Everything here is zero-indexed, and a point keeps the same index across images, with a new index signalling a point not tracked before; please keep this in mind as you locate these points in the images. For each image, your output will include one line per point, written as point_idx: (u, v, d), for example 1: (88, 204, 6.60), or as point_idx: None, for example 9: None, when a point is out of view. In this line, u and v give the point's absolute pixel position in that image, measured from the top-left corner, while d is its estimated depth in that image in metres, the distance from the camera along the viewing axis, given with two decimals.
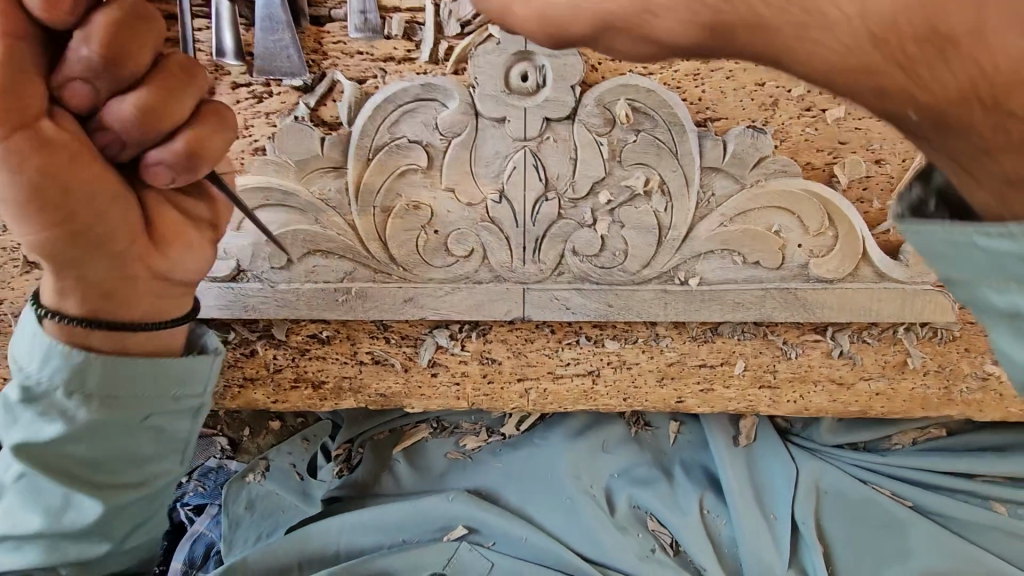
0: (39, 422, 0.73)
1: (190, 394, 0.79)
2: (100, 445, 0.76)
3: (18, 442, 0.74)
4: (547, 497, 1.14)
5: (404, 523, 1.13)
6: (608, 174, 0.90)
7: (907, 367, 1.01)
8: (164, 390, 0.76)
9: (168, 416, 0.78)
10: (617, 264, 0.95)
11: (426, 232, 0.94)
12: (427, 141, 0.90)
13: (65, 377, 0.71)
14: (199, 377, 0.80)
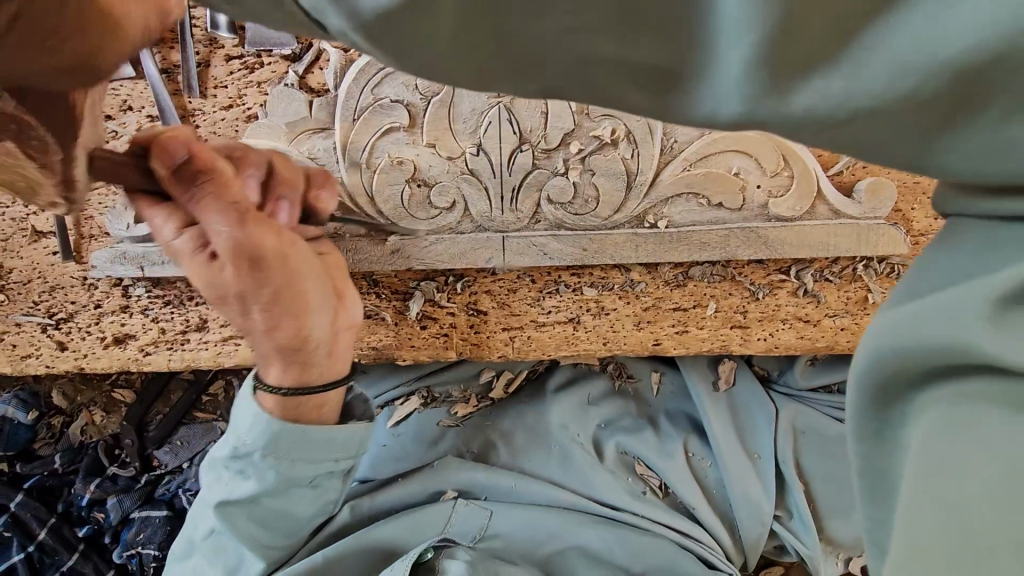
0: (236, 481, 0.88)
1: (348, 456, 0.93)
2: (273, 501, 0.90)
3: (218, 501, 0.89)
4: (538, 450, 1.19)
5: (397, 494, 1.15)
6: (577, 126, 0.90)
7: (869, 303, 1.01)
8: (330, 453, 0.90)
9: (329, 474, 0.93)
10: (590, 211, 0.94)
11: (411, 186, 0.93)
12: (409, 101, 0.90)
13: (263, 444, 0.84)
14: (349, 442, 0.91)
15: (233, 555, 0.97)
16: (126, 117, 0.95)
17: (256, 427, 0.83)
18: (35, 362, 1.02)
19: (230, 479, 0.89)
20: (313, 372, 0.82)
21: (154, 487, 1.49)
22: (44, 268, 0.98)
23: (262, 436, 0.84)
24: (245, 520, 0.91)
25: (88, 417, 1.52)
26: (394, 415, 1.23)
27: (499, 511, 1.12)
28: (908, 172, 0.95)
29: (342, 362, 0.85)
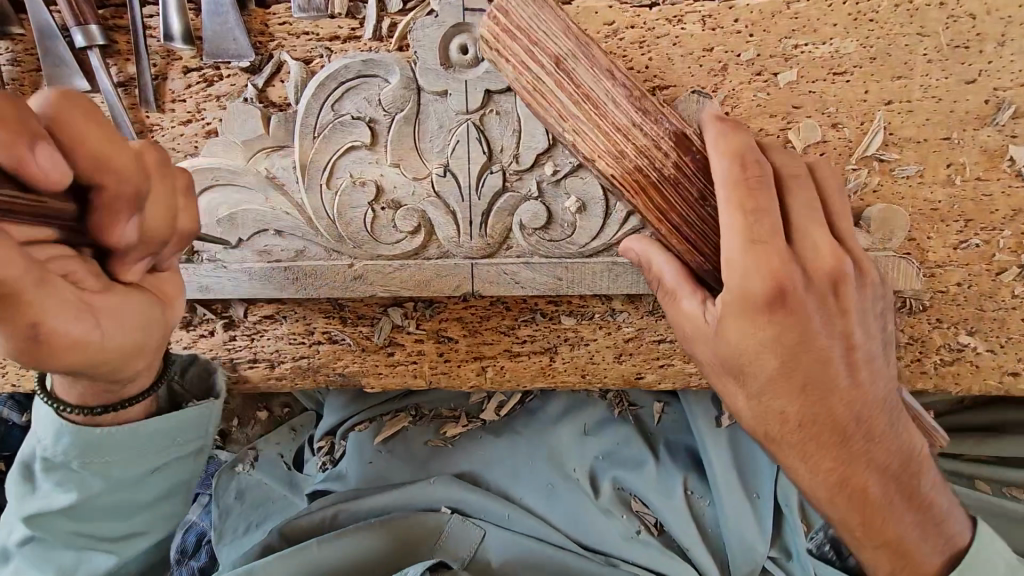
0: (54, 491, 0.77)
1: (190, 442, 0.82)
2: (133, 483, 0.79)
3: (29, 513, 0.77)
4: (530, 480, 1.13)
5: (391, 505, 1.12)
6: (551, 146, 0.83)
7: None
8: (168, 446, 0.79)
9: (175, 466, 0.82)
10: (566, 237, 0.87)
11: (374, 210, 0.87)
12: (372, 117, 0.84)
13: (94, 443, 0.72)
14: (189, 432, 0.81)
15: (71, 558, 0.81)
16: None
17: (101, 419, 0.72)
18: (1, 379, 1.01)
19: (77, 466, 0.74)
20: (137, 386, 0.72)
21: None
22: None
23: (69, 447, 0.72)
24: (111, 492, 0.78)
25: None
26: (382, 431, 1.19)
27: (492, 531, 1.07)
28: (919, 198, 0.87)
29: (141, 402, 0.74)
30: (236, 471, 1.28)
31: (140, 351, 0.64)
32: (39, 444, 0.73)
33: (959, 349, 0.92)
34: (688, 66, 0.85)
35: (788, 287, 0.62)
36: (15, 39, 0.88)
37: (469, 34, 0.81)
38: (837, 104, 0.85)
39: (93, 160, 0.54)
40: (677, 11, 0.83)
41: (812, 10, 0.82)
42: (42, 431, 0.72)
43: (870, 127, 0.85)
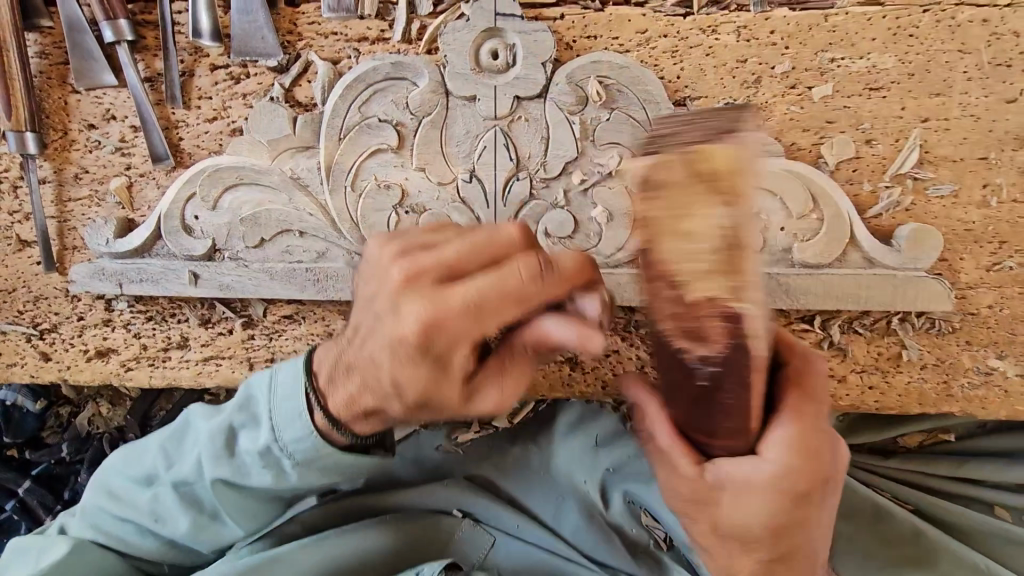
0: (247, 470, 0.76)
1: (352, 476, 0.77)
2: (263, 496, 0.79)
3: (220, 480, 0.76)
4: (542, 492, 1.13)
5: (400, 507, 1.11)
6: (579, 154, 0.83)
7: (902, 361, 0.91)
8: (345, 473, 0.76)
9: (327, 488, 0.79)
10: (591, 246, 0.86)
11: (398, 213, 0.86)
12: (398, 121, 0.83)
13: (310, 456, 0.72)
14: (364, 470, 0.76)
15: (196, 523, 0.79)
16: (110, 126, 0.91)
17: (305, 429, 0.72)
18: (19, 371, 1.01)
19: (250, 467, 0.75)
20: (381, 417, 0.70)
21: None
22: (28, 277, 0.96)
23: (304, 437, 0.72)
24: (184, 492, 0.79)
25: (96, 408, 1.43)
26: None
27: (503, 541, 1.07)
28: (954, 217, 0.85)
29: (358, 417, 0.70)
30: None
31: (362, 377, 0.67)
32: (214, 434, 0.77)
33: (988, 373, 0.90)
34: (721, 77, 0.83)
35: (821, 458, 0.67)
36: (44, 32, 0.88)
37: (499, 39, 0.80)
38: (872, 120, 0.83)
39: (497, 257, 0.61)
40: (712, 21, 0.82)
41: (849, 24, 0.81)
42: (239, 417, 0.77)
43: (905, 144, 0.84)
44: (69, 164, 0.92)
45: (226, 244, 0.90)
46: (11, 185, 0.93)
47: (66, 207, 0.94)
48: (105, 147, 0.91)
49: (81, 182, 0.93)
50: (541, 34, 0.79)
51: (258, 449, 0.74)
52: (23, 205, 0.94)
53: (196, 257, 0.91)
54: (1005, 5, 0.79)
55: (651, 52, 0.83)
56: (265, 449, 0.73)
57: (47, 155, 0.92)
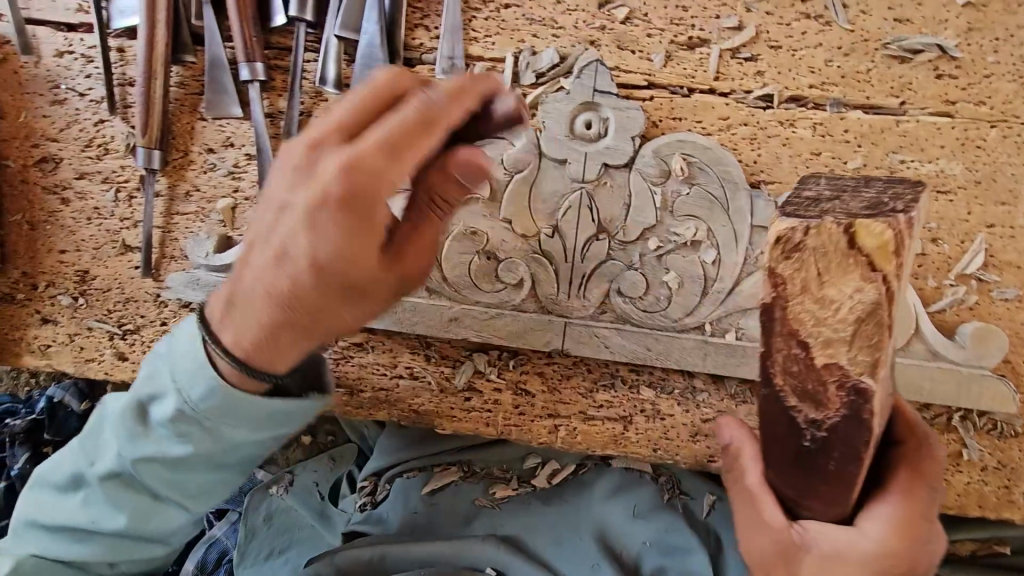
0: (167, 441, 0.74)
1: (283, 428, 0.75)
2: (201, 470, 0.77)
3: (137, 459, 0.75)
4: (574, 557, 1.10)
5: (430, 559, 1.11)
6: (658, 222, 0.88)
7: (962, 459, 0.90)
8: (269, 425, 0.74)
9: (254, 445, 0.76)
10: (660, 309, 0.89)
11: (480, 258, 0.92)
12: (492, 175, 0.90)
13: (208, 408, 0.70)
14: (294, 415, 0.74)
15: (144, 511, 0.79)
16: (226, 152, 1.00)
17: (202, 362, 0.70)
18: (94, 367, 1.06)
19: (168, 437, 0.74)
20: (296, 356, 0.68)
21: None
22: (124, 280, 1.03)
23: (205, 392, 0.70)
24: (121, 483, 0.79)
25: None
26: (432, 479, 1.20)
27: None
28: (1020, 322, 0.87)
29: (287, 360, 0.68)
30: (270, 491, 1.29)
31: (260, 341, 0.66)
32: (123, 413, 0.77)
33: None
34: (794, 166, 0.89)
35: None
36: (187, 66, 1.00)
37: (594, 112, 0.88)
38: (939, 220, 0.88)
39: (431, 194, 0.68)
40: (789, 116, 0.89)
41: (920, 130, 0.87)
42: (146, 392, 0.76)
43: (970, 245, 0.87)
44: (183, 181, 1.01)
45: None
46: (128, 194, 1.02)
47: (172, 220, 1.02)
48: (219, 170, 1.00)
49: (190, 199, 1.01)
50: (633, 112, 0.87)
51: (170, 416, 0.72)
52: (134, 213, 1.02)
53: None
54: None
55: (731, 137, 0.90)
56: (179, 410, 0.72)
57: (164, 172, 1.01)
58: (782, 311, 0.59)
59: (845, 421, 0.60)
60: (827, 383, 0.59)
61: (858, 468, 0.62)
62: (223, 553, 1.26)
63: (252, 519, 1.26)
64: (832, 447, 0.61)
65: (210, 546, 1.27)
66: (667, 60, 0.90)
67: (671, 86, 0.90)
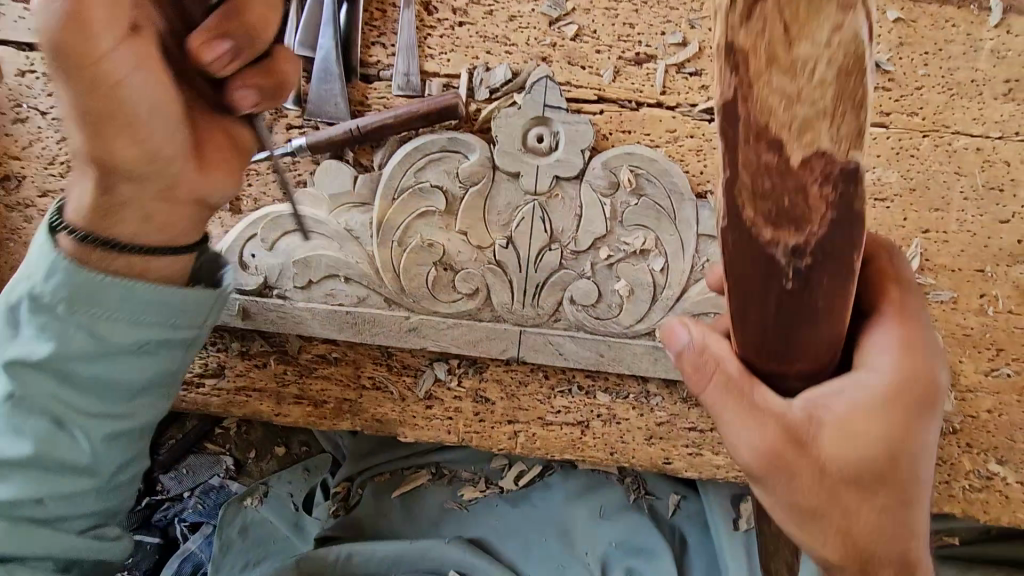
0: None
1: (14, 295, 0.66)
2: None
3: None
4: (540, 559, 1.13)
5: (400, 560, 1.12)
6: (608, 232, 0.91)
7: None
8: (7, 304, 0.66)
9: (13, 327, 0.66)
10: (612, 316, 0.92)
11: (437, 269, 0.94)
12: (448, 188, 0.93)
13: (68, 294, 0.63)
14: (36, 257, 0.65)
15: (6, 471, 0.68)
16: None
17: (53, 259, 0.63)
18: None
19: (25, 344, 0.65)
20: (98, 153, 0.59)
21: (151, 512, 1.34)
22: None
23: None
24: None
25: None
26: (403, 483, 1.22)
27: None
28: (955, 323, 0.91)
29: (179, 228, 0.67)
30: (245, 504, 1.30)
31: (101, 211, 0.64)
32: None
33: (989, 476, 0.93)
34: None
35: (929, 403, 0.58)
36: None
37: (545, 127, 0.91)
38: (877, 227, 0.92)
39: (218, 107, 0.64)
40: None
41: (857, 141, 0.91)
42: None
43: (907, 250, 0.91)
44: None
45: (275, 281, 0.97)
46: None
47: None
48: None
49: None
50: (582, 125, 0.90)
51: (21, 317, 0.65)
52: None
53: (245, 290, 0.97)
54: (997, 138, 0.89)
55: (679, 149, 0.93)
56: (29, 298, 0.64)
57: None
58: (749, 105, 0.43)
59: (834, 225, 0.47)
60: (807, 188, 0.46)
61: (851, 281, 0.50)
62: (199, 566, 1.26)
63: (227, 531, 1.26)
64: (821, 270, 0.49)
65: (185, 559, 1.26)
66: (616, 75, 0.93)
67: (620, 100, 0.93)
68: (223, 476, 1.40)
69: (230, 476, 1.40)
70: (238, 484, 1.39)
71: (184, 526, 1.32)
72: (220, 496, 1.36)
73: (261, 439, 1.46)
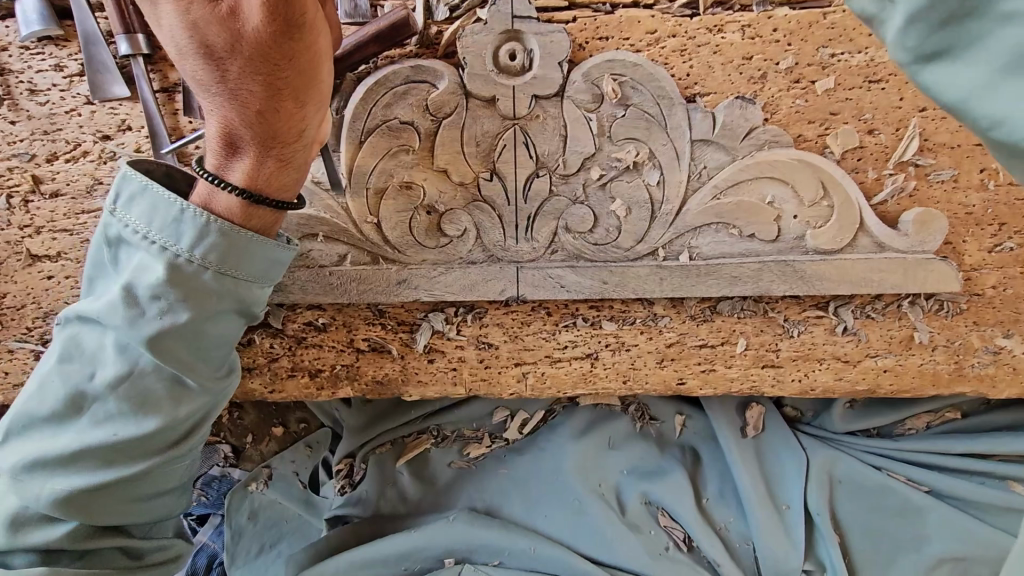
0: (124, 354, 0.68)
1: (186, 256, 0.66)
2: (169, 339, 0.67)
3: (113, 377, 0.68)
4: (551, 498, 1.13)
5: (407, 551, 1.08)
6: (597, 150, 0.85)
7: (915, 343, 0.93)
8: (171, 255, 0.66)
9: (182, 290, 0.66)
10: (611, 241, 0.87)
11: (420, 213, 0.87)
12: (419, 124, 0.85)
13: (221, 250, 0.67)
14: (188, 231, 0.66)
15: (162, 389, 0.70)
16: (125, 137, 0.91)
17: (202, 221, 0.66)
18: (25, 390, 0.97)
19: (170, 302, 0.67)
20: (284, 115, 0.64)
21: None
22: (38, 292, 0.95)
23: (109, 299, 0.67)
24: (118, 384, 0.68)
25: None
26: (405, 453, 1.18)
27: None
28: (955, 202, 0.89)
29: (296, 175, 0.70)
30: (250, 489, 1.25)
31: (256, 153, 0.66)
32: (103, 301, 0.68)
33: (997, 351, 0.93)
34: (728, 73, 0.86)
35: None
36: (58, 44, 0.88)
37: (517, 42, 0.82)
38: (874, 111, 0.88)
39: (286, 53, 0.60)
40: (717, 21, 0.86)
41: (847, 20, 0.86)
42: (63, 361, 0.70)
43: (905, 132, 0.88)
44: (82, 175, 0.92)
45: None
46: (22, 199, 0.92)
47: (80, 220, 0.93)
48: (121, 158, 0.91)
49: (95, 194, 0.92)
50: (556, 35, 0.81)
51: (160, 279, 0.65)
52: (33, 218, 0.93)
53: None
54: None
55: (661, 51, 0.86)
56: (173, 264, 0.66)
57: (60, 169, 0.91)
58: None
59: None
60: None
61: None
62: (213, 557, 1.23)
63: (236, 518, 1.22)
64: None
65: (196, 554, 1.23)
66: None
67: (592, 4, 0.85)
68: (223, 466, 1.35)
69: (230, 464, 1.35)
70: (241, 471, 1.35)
71: (191, 521, 1.29)
72: (223, 485, 1.33)
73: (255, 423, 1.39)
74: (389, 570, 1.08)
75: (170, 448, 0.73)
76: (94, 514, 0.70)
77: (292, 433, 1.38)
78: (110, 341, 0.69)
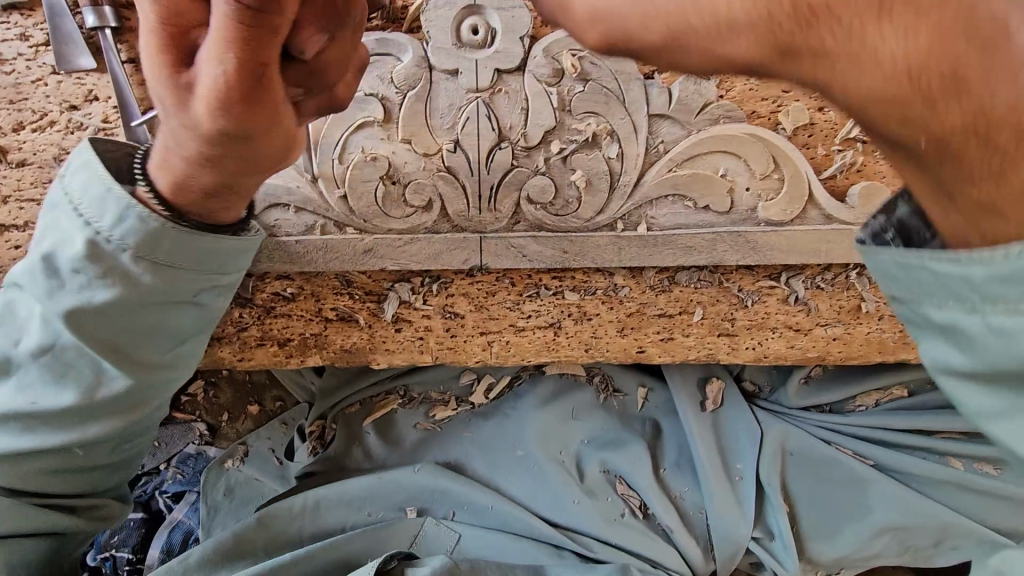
0: (48, 326, 0.71)
1: (105, 241, 0.66)
2: (86, 319, 0.69)
3: (35, 347, 0.72)
4: (516, 466, 1.16)
5: (372, 495, 1.13)
6: (558, 124, 0.87)
7: (862, 312, 0.98)
8: (87, 240, 0.66)
9: (97, 275, 0.67)
10: (571, 211, 0.90)
11: (385, 183, 0.89)
12: (383, 95, 0.87)
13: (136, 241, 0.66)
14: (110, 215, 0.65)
15: (84, 366, 0.72)
16: (92, 107, 0.91)
17: (124, 204, 0.65)
18: None
19: (88, 280, 0.68)
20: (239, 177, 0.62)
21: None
22: (6, 262, 0.95)
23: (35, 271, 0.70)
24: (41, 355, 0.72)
25: None
26: (374, 411, 1.21)
27: (466, 534, 1.10)
28: (900, 177, 0.93)
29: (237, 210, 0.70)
30: (225, 466, 1.27)
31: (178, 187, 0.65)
32: (34, 272, 0.70)
33: None
34: None
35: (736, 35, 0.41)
36: (23, 13, 0.88)
37: (479, 16, 0.84)
38: None
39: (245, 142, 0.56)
40: None
41: None
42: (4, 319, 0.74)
43: None
44: (50, 145, 0.92)
45: None
46: None
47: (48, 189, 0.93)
48: (89, 128, 0.92)
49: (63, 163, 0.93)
50: (518, 10, 0.84)
51: (79, 255, 0.67)
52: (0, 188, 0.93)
53: None
54: None
55: None
56: (91, 243, 0.66)
57: (27, 138, 0.92)
58: None
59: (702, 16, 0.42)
60: None
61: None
62: (188, 535, 1.24)
63: (212, 494, 1.24)
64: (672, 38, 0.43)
65: (172, 530, 1.23)
66: None
67: None
68: (198, 444, 1.36)
69: (205, 442, 1.37)
70: (217, 449, 1.38)
71: (166, 498, 1.28)
72: (199, 463, 1.34)
73: (231, 400, 1.39)
74: (352, 514, 1.12)
75: (88, 426, 0.75)
76: (12, 472, 0.77)
77: (268, 411, 1.39)
78: (37, 311, 0.72)
